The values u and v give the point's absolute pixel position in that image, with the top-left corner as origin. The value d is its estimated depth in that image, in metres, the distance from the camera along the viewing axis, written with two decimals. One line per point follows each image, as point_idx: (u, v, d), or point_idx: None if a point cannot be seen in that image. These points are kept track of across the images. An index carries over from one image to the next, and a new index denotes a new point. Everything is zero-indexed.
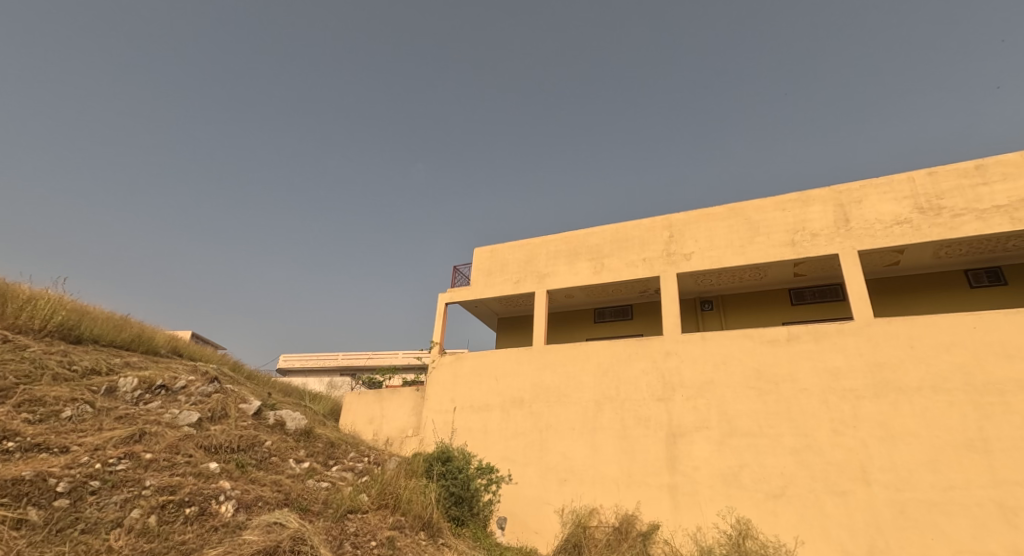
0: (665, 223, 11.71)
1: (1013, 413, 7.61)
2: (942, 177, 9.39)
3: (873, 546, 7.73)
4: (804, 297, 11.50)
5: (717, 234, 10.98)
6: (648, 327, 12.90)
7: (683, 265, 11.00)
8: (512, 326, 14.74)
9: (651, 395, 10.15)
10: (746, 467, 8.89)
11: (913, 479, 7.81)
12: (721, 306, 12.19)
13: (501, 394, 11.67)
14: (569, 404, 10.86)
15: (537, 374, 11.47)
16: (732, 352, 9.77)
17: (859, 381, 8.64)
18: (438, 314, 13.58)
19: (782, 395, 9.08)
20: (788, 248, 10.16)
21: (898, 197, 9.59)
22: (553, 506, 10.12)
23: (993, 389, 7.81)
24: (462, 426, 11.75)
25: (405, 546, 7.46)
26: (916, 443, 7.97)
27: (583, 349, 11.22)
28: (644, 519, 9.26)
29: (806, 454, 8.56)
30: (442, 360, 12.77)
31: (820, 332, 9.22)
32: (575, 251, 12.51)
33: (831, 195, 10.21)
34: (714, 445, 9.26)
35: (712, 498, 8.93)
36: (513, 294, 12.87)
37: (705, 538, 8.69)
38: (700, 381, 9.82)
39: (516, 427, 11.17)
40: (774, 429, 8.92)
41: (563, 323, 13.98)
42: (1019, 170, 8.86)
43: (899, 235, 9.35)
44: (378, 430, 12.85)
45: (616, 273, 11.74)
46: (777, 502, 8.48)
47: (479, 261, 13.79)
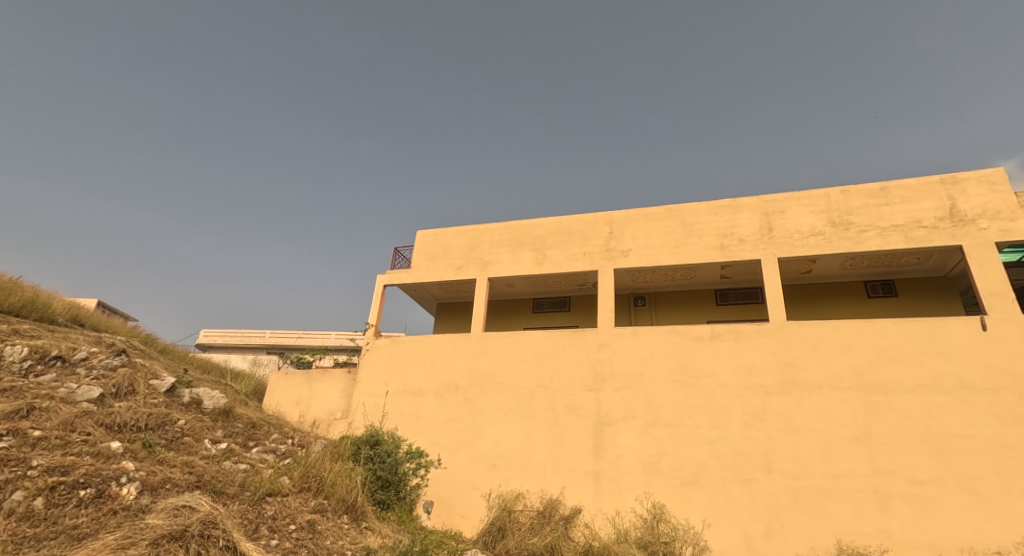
0: (606, 220, 12.03)
1: (893, 410, 8.52)
2: (853, 196, 10.25)
3: (769, 528, 8.45)
4: (728, 298, 12.24)
5: (654, 233, 11.43)
6: (583, 319, 13.27)
7: (621, 261, 11.38)
8: (451, 311, 14.67)
9: (582, 385, 10.47)
10: (665, 455, 9.41)
11: (808, 468, 8.59)
12: (653, 302, 12.73)
13: (436, 380, 11.61)
14: (503, 391, 10.99)
15: (474, 361, 11.50)
16: (660, 347, 10.26)
17: (770, 378, 9.34)
18: (376, 295, 13.27)
19: (702, 388, 9.66)
20: (717, 252, 10.74)
21: (815, 211, 10.38)
22: (480, 491, 10.26)
23: (878, 389, 8.71)
24: (393, 410, 11.61)
25: (326, 529, 7.31)
26: (813, 435, 8.75)
27: (520, 338, 11.37)
28: (567, 504, 9.59)
29: (719, 444, 9.18)
30: (377, 342, 12.51)
31: (739, 331, 9.86)
32: (518, 240, 12.60)
33: (758, 204, 10.89)
34: (637, 434, 9.73)
35: (632, 484, 9.40)
36: (454, 280, 12.80)
37: (622, 522, 9.16)
38: (629, 373, 10.25)
39: (449, 413, 11.18)
40: (692, 420, 9.49)
41: (502, 311, 14.10)
42: (916, 195, 9.83)
43: (814, 246, 10.13)
44: (304, 412, 12.43)
45: (556, 264, 11.92)
46: (690, 488, 9.05)
47: (421, 244, 13.57)
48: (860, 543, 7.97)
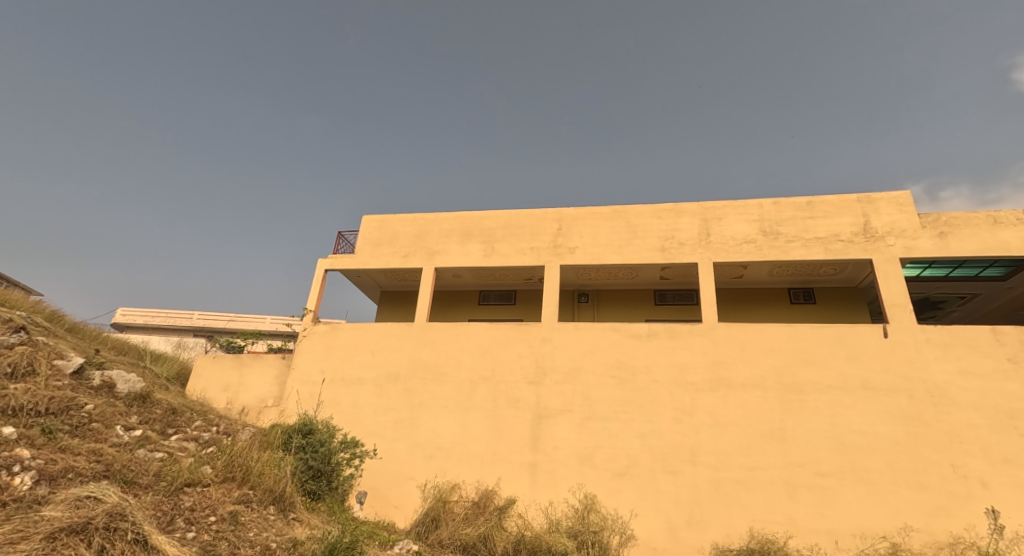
0: (555, 217, 12.18)
1: (806, 408, 9.20)
2: (783, 207, 10.93)
3: (690, 517, 8.92)
4: (666, 299, 12.74)
5: (600, 232, 11.70)
6: (528, 313, 13.41)
7: (567, 258, 11.57)
8: (395, 300, 14.40)
9: (523, 378, 10.60)
10: (600, 448, 9.71)
11: (729, 461, 9.13)
12: (596, 300, 13.05)
13: (375, 369, 11.39)
14: (444, 381, 10.93)
15: (416, 351, 11.36)
16: (599, 344, 10.54)
17: (699, 376, 9.83)
18: (316, 280, 12.81)
19: (637, 384, 10.02)
20: (658, 254, 11.14)
21: (749, 220, 10.99)
22: (416, 481, 10.19)
23: (794, 388, 9.37)
24: (329, 399, 11.28)
25: (249, 521, 7.01)
26: (735, 430, 9.30)
27: (464, 329, 11.33)
28: (502, 494, 9.71)
29: (650, 438, 9.58)
30: (316, 329, 12.09)
31: (674, 331, 10.30)
32: (467, 232, 12.53)
33: (698, 210, 11.38)
34: (574, 427, 9.98)
35: (566, 475, 9.64)
36: (400, 268, 12.57)
37: (555, 512, 9.38)
38: (569, 368, 10.47)
39: (388, 403, 11.00)
40: (626, 414, 9.84)
41: (447, 302, 14.00)
42: (837, 210, 10.62)
43: (746, 253, 10.72)
44: (232, 399, 11.84)
45: (504, 258, 11.96)
46: (620, 480, 9.40)
47: (366, 230, 13.20)
48: (769, 530, 8.58)
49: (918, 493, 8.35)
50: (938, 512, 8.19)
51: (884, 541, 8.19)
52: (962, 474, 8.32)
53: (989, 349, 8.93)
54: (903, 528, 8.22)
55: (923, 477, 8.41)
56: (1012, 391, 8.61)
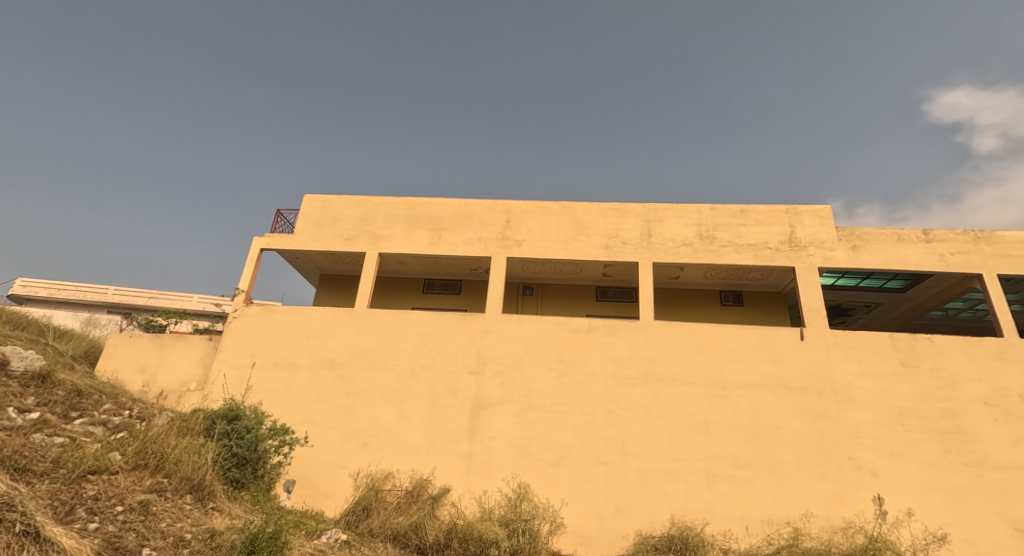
0: (504, 208, 12.18)
1: (729, 404, 9.78)
2: (720, 214, 11.49)
3: (618, 505, 9.29)
4: (607, 295, 13.11)
5: (548, 227, 11.84)
6: (472, 304, 13.38)
7: (514, 251, 11.63)
8: (335, 284, 13.94)
9: (463, 368, 10.58)
10: (535, 439, 9.88)
11: (656, 452, 9.57)
12: (540, 293, 13.21)
13: (311, 354, 11.00)
14: (382, 369, 10.73)
15: (354, 338, 11.06)
16: (541, 336, 10.69)
17: (634, 371, 10.20)
18: (250, 260, 12.16)
19: (575, 377, 10.27)
20: (602, 251, 11.42)
21: (688, 223, 11.48)
22: (348, 470, 9.97)
23: (720, 385, 9.93)
24: (259, 384, 10.80)
25: (162, 511, 6.59)
26: (664, 424, 9.75)
27: (406, 317, 11.15)
28: (436, 483, 9.68)
29: (584, 429, 9.86)
30: (247, 310, 11.51)
31: (613, 326, 10.62)
32: (414, 218, 12.30)
33: (642, 211, 11.75)
34: (512, 417, 10.09)
35: (502, 465, 9.75)
36: (342, 252, 12.17)
37: (488, 500, 9.48)
38: (510, 359, 10.56)
39: (323, 389, 10.66)
40: (563, 406, 10.06)
41: (390, 289, 13.72)
42: (767, 220, 11.29)
43: (683, 255, 11.19)
44: (150, 381, 11.06)
45: (450, 247, 11.85)
46: (554, 469, 9.62)
47: (307, 209, 12.66)
48: (689, 517, 9.08)
49: (820, 482, 9.10)
50: (835, 499, 8.97)
51: (788, 527, 8.88)
52: (856, 466, 9.15)
53: (887, 353, 9.84)
54: (805, 514, 8.94)
55: (825, 468, 9.18)
56: (904, 391, 9.54)
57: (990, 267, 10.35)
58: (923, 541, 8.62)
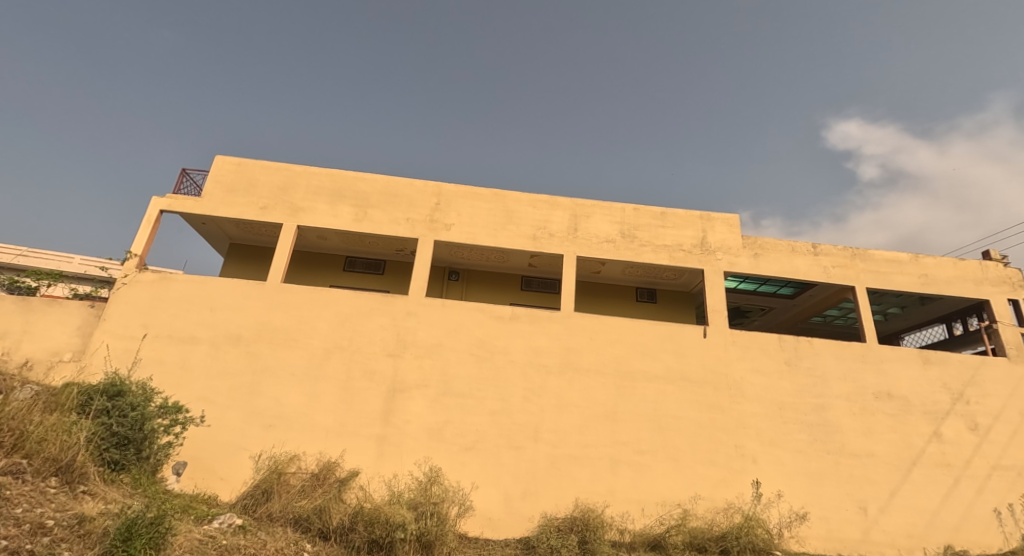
0: (434, 190, 11.94)
1: (636, 394, 10.35)
2: (642, 214, 12.04)
3: (526, 488, 9.56)
4: (531, 285, 13.33)
5: (477, 213, 11.78)
6: (395, 285, 13.04)
7: (442, 234, 11.47)
8: (247, 255, 13.00)
9: (381, 350, 10.32)
10: (450, 423, 9.89)
11: (567, 438, 9.94)
12: (465, 279, 13.16)
13: (213, 328, 10.21)
14: (294, 348, 10.20)
15: (263, 313, 10.40)
16: (463, 322, 10.67)
17: (551, 360, 10.49)
18: (147, 221, 11.02)
19: (494, 363, 10.38)
20: (529, 241, 11.57)
21: (613, 221, 11.91)
22: (249, 452, 9.42)
23: (629, 376, 10.48)
24: (150, 358, 9.88)
25: (18, 495, 5.88)
26: (576, 411, 10.14)
27: (323, 295, 10.66)
28: (344, 466, 9.41)
29: (499, 415, 10.01)
30: (140, 277, 10.44)
31: (534, 316, 10.84)
32: (339, 192, 11.72)
33: (570, 205, 12.02)
34: (428, 401, 10.02)
35: (414, 449, 9.67)
36: (256, 221, 11.36)
37: (398, 484, 9.37)
38: (430, 343, 10.45)
39: (225, 366, 9.95)
40: (480, 392, 10.14)
41: (307, 264, 13.04)
42: (683, 224, 11.99)
43: (606, 251, 11.62)
44: (12, 349, 9.73)
45: (376, 225, 11.46)
46: (466, 454, 9.70)
47: (218, 172, 11.65)
48: (591, 500, 9.55)
49: (709, 468, 9.92)
50: (720, 483, 9.82)
51: (678, 508, 9.60)
52: (741, 453, 10.07)
53: (774, 353, 10.89)
54: (693, 496, 9.70)
55: (714, 455, 10.01)
56: (786, 387, 10.61)
57: (862, 281, 11.73)
58: (788, 519, 9.68)
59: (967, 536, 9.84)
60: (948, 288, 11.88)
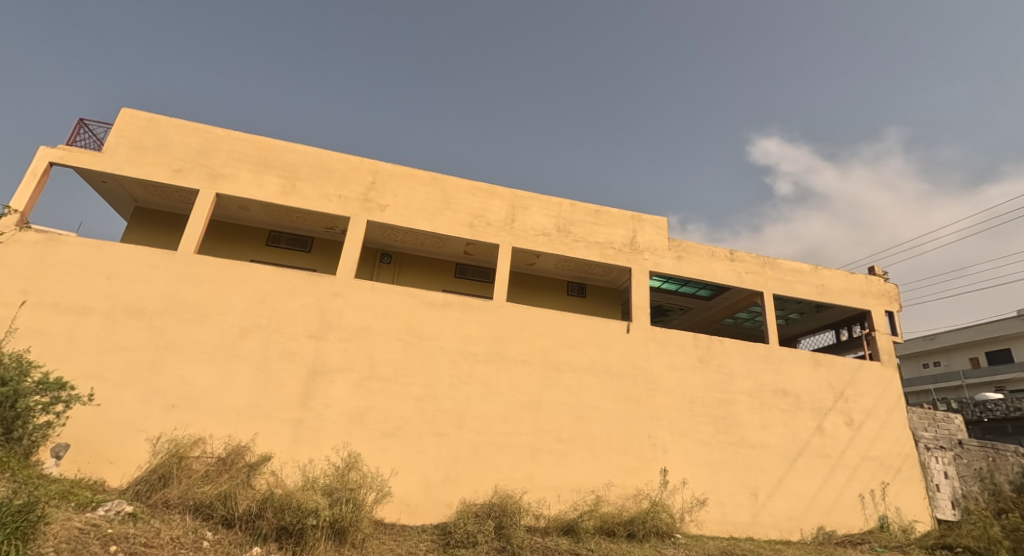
0: (370, 168, 11.50)
1: (560, 385, 10.63)
2: (577, 210, 12.30)
3: (446, 475, 9.56)
4: (465, 273, 13.25)
5: (414, 196, 11.50)
6: (322, 264, 12.47)
7: (376, 215, 11.10)
8: (155, 221, 11.90)
9: (304, 331, 9.86)
10: (373, 409, 9.66)
11: (490, 426, 10.03)
12: (398, 262, 12.84)
13: (110, 299, 9.27)
14: (205, 324, 9.49)
15: (171, 285, 9.58)
16: (392, 306, 10.41)
17: (481, 348, 10.51)
18: (32, 174, 9.77)
19: (422, 350, 10.24)
20: (466, 229, 11.49)
21: (549, 215, 12.08)
22: (146, 434, 8.68)
23: (555, 367, 10.73)
24: (29, 327, 8.82)
25: None
26: (501, 400, 10.25)
27: (241, 269, 9.99)
28: (255, 451, 8.93)
29: (425, 401, 9.90)
30: (21, 236, 9.26)
31: (466, 303, 10.80)
32: (265, 161, 10.98)
33: (509, 195, 12.04)
34: (351, 386, 9.72)
35: (333, 433, 9.36)
36: (167, 184, 10.40)
37: (313, 469, 9.04)
38: (356, 326, 10.11)
39: (122, 341, 9.09)
40: (406, 378, 9.97)
41: (226, 236, 12.16)
42: (616, 222, 12.40)
43: (540, 243, 11.77)
44: None
45: (304, 199, 10.87)
46: (388, 440, 9.52)
47: (125, 126, 10.53)
48: (510, 486, 9.73)
49: (623, 456, 10.42)
50: (632, 471, 10.35)
51: (592, 494, 10.01)
52: (653, 443, 10.65)
53: (689, 350, 11.59)
54: (606, 483, 10.16)
55: (629, 445, 10.52)
56: (697, 383, 11.33)
57: (770, 287, 12.73)
58: (690, 504, 10.38)
59: (838, 518, 11.05)
60: (840, 298, 13.18)
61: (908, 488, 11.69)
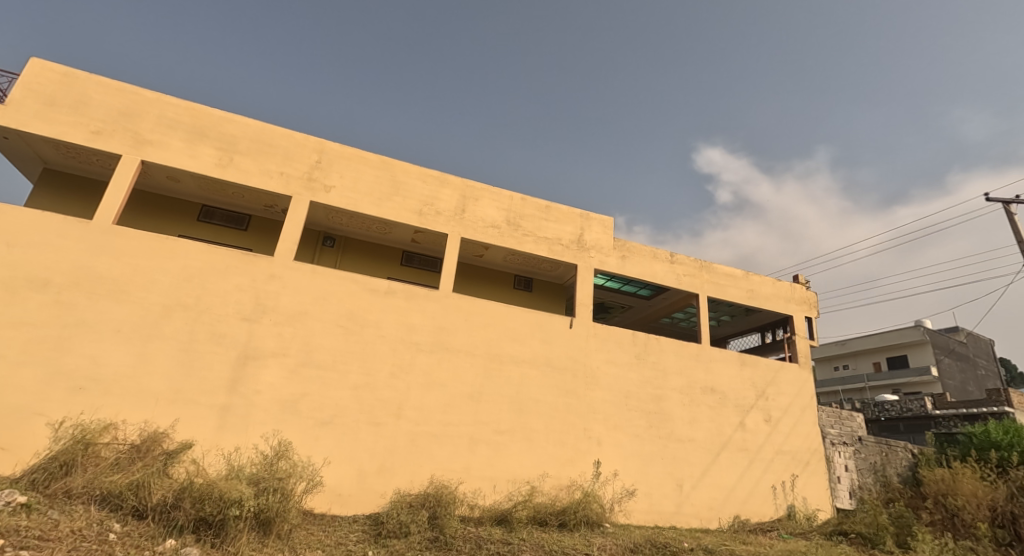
0: (316, 146, 11.01)
1: (502, 377, 10.70)
2: (528, 204, 12.37)
3: (381, 465, 9.40)
4: (412, 261, 13.02)
5: (362, 178, 11.14)
6: (259, 244, 11.86)
7: (320, 195, 10.67)
8: (69, 187, 10.86)
9: (235, 313, 9.35)
10: (307, 397, 9.33)
11: (429, 417, 9.95)
12: (341, 246, 12.42)
13: (10, 268, 8.39)
14: (123, 302, 8.80)
15: (84, 257, 8.78)
16: (333, 291, 10.07)
17: (424, 338, 10.39)
18: None
19: (363, 337, 9.98)
20: (414, 216, 11.27)
21: (499, 207, 12.07)
22: (48, 419, 7.96)
23: (498, 360, 10.78)
24: None
25: None
26: (442, 390, 10.18)
27: (166, 244, 9.32)
28: (175, 438, 8.40)
29: (362, 390, 9.67)
30: None
31: (411, 292, 10.62)
32: (199, 130, 10.26)
33: (460, 185, 11.92)
34: (285, 372, 9.33)
35: (263, 421, 8.96)
36: (83, 146, 9.51)
37: (239, 457, 8.63)
38: (293, 311, 9.71)
39: (23, 315, 8.26)
40: (344, 365, 9.70)
41: (152, 208, 11.29)
42: (565, 219, 12.57)
43: (490, 236, 11.76)
44: None
45: (242, 174, 10.28)
46: (321, 428, 9.23)
47: (35, 78, 9.50)
48: (446, 477, 9.70)
49: (559, 448, 10.65)
50: (567, 462, 10.60)
51: (526, 485, 10.18)
52: (588, 435, 10.96)
53: (628, 347, 11.99)
54: (541, 475, 10.35)
55: (565, 437, 10.77)
56: (633, 378, 11.75)
57: (705, 290, 13.37)
58: (619, 495, 10.77)
59: (752, 508, 11.84)
60: (767, 303, 14.06)
61: (814, 480, 12.70)
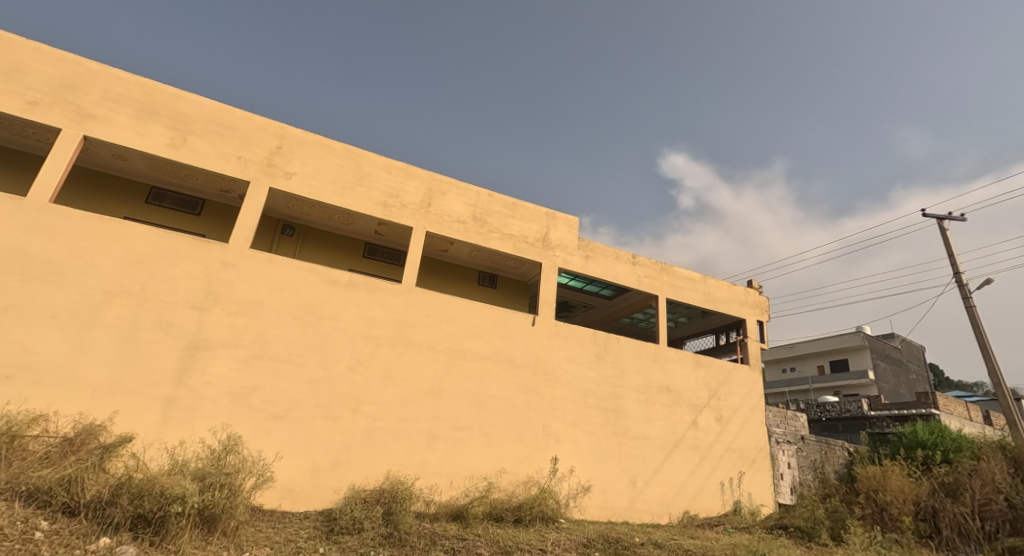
0: (277, 131, 10.63)
1: (463, 373, 10.66)
2: (495, 200, 12.34)
3: (335, 461, 9.20)
4: (374, 254, 12.78)
5: (325, 167, 10.84)
6: (213, 230, 11.38)
7: (280, 182, 10.33)
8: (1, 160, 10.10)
9: (184, 301, 8.94)
10: (260, 389, 9.03)
11: (387, 412, 9.81)
12: (301, 236, 12.06)
13: None
14: (59, 285, 8.26)
15: (16, 237, 8.20)
16: (290, 282, 9.77)
17: (384, 332, 10.22)
18: None
19: (321, 330, 9.73)
20: (379, 207, 11.06)
21: (466, 202, 12.00)
22: None
23: (459, 356, 10.73)
24: None
25: None
26: (401, 385, 10.06)
27: (109, 226, 8.80)
28: (114, 431, 7.97)
29: (319, 384, 9.44)
30: None
31: (372, 285, 10.43)
32: (150, 107, 9.73)
33: (427, 179, 11.77)
34: (237, 363, 9.00)
35: (211, 414, 8.61)
36: (18, 117, 8.86)
37: (184, 452, 8.27)
38: (247, 300, 9.36)
39: None
40: (300, 358, 9.43)
41: (95, 187, 10.65)
42: (531, 217, 12.62)
43: (455, 231, 11.67)
44: None
45: (196, 156, 9.82)
46: (274, 422, 8.96)
47: None
48: (402, 472, 9.59)
49: (517, 444, 10.71)
50: (524, 458, 10.68)
51: (483, 481, 10.19)
52: (546, 432, 11.06)
53: (588, 345, 12.16)
54: (499, 471, 10.39)
55: (524, 433, 10.83)
56: (592, 377, 11.94)
57: (665, 292, 13.71)
58: (575, 491, 10.94)
59: (701, 503, 12.26)
60: (723, 306, 14.55)
61: (759, 477, 13.25)
